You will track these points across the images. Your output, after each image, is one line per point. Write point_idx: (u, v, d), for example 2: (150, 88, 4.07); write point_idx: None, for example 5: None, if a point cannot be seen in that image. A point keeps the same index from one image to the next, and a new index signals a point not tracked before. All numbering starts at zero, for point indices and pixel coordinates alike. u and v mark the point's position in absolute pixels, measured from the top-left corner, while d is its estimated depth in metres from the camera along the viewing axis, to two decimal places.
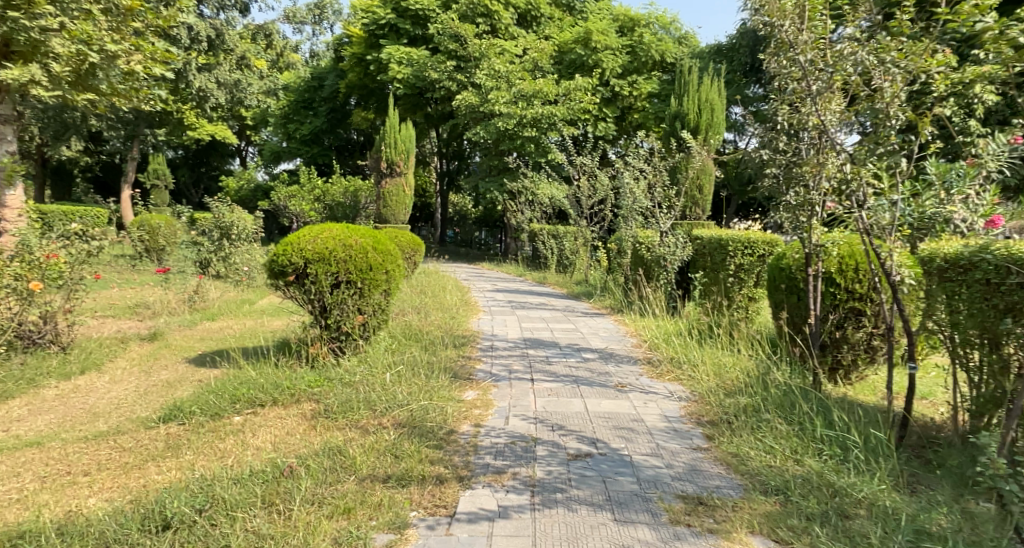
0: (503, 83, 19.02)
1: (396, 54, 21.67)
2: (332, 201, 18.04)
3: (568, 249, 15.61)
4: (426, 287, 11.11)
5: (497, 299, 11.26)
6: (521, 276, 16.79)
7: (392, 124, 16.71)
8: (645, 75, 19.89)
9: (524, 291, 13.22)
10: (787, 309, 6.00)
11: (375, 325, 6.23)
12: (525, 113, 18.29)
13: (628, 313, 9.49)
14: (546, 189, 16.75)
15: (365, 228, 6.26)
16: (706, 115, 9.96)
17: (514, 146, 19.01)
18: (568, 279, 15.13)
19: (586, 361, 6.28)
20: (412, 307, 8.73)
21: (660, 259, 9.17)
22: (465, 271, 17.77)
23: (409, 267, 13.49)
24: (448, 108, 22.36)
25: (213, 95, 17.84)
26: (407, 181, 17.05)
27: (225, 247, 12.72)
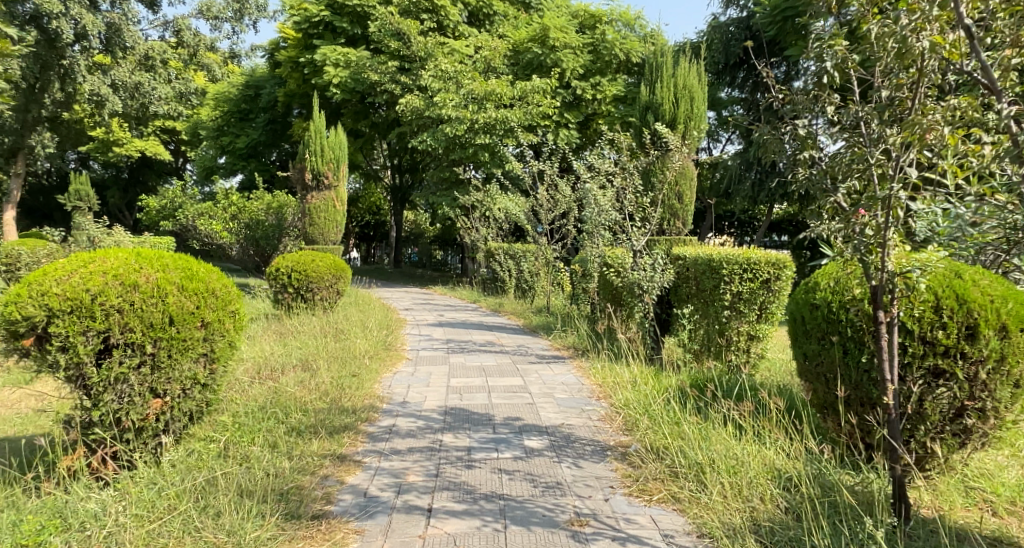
0: (450, 86, 16.78)
1: (332, 55, 19.41)
2: (252, 219, 15.78)
3: (526, 270, 13.41)
4: (339, 327, 8.78)
5: (432, 339, 8.95)
6: (474, 303, 14.52)
7: (319, 129, 14.49)
8: (610, 76, 17.50)
9: (471, 324, 10.89)
10: (830, 372, 3.79)
11: (191, 411, 4.06)
12: (476, 117, 16.14)
13: (593, 354, 7.24)
14: (499, 202, 14.56)
15: (168, 256, 4.08)
16: (684, 105, 7.54)
17: (466, 155, 16.88)
18: (527, 306, 12.89)
19: (528, 456, 4.03)
20: (300, 365, 6.36)
21: (632, 286, 6.91)
22: (410, 298, 15.49)
23: (330, 298, 11.21)
24: (394, 115, 20.17)
25: (107, 99, 17.63)
26: (338, 195, 14.79)
27: None
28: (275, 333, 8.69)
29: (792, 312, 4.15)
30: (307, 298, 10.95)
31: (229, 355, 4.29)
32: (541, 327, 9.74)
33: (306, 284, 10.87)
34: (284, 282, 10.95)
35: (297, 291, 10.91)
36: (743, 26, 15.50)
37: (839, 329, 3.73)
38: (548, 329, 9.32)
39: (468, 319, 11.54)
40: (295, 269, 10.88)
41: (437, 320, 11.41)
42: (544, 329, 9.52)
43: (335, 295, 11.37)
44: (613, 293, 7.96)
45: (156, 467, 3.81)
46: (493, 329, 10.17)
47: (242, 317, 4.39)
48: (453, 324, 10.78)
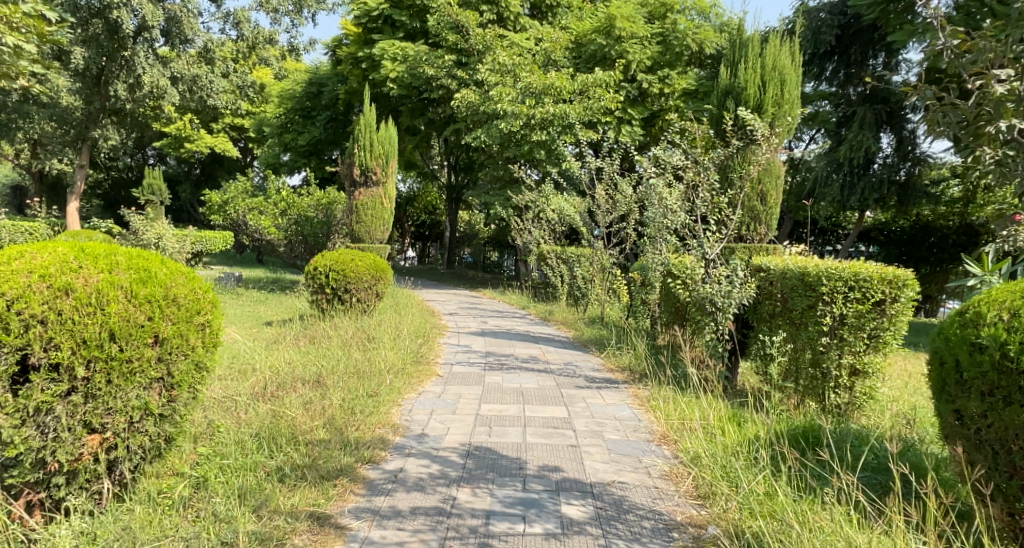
0: (508, 79, 15.88)
1: (389, 49, 18.82)
2: (300, 215, 15.30)
3: (581, 277, 12.39)
4: (369, 334, 7.95)
5: (469, 350, 8.03)
6: (523, 310, 13.57)
7: (368, 122, 13.83)
8: (680, 69, 16.16)
9: (515, 334, 9.93)
10: (1008, 440, 2.94)
11: (143, 448, 3.31)
12: (534, 112, 15.22)
13: (652, 378, 6.15)
14: (554, 203, 13.58)
15: (120, 251, 3.31)
16: (773, 89, 6.40)
17: (521, 152, 15.98)
18: (579, 316, 11.85)
19: (564, 532, 3.08)
20: (310, 382, 5.52)
21: (702, 302, 5.79)
22: (457, 302, 14.67)
23: (368, 301, 10.44)
24: (449, 111, 19.42)
25: (166, 92, 17.26)
26: (385, 192, 14.07)
27: None
28: (301, 340, 7.92)
29: (936, 355, 3.33)
30: (344, 300, 10.21)
31: (195, 377, 3.50)
32: (593, 341, 8.71)
33: (343, 285, 10.13)
34: (320, 282, 10.23)
35: (333, 292, 10.18)
36: (835, 11, 14.07)
37: (1015, 383, 2.89)
38: (600, 345, 8.28)
39: (513, 328, 10.60)
40: (333, 268, 10.14)
41: (479, 327, 10.50)
42: (597, 343, 8.46)
43: (374, 298, 10.59)
44: (681, 307, 6.89)
45: (93, 523, 3.06)
46: (539, 341, 9.19)
47: (216, 329, 3.60)
48: (496, 333, 9.85)
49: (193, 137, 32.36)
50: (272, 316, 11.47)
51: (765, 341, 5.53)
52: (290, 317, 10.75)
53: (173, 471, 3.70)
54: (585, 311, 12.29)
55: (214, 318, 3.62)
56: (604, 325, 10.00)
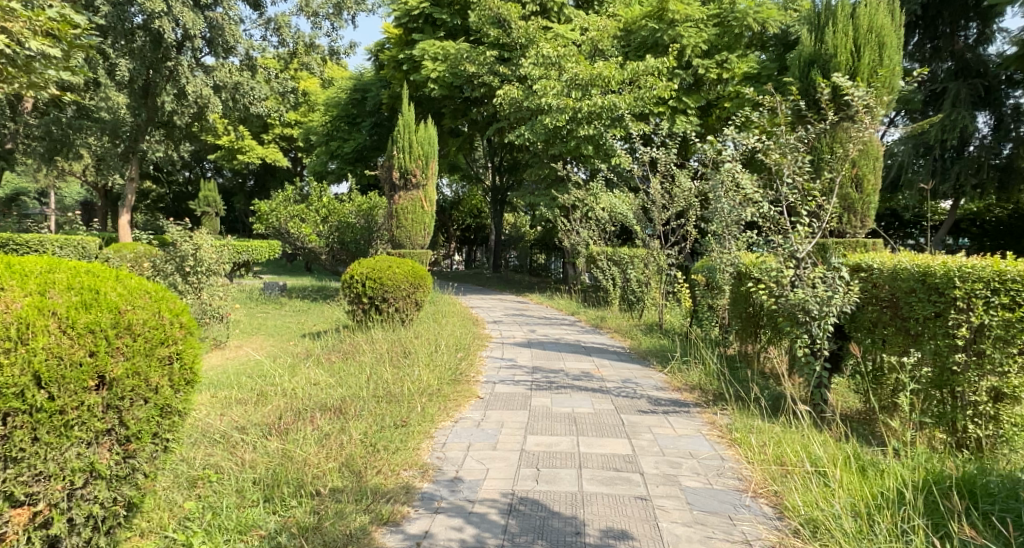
0: (553, 72, 15.11)
1: (430, 48, 18.21)
2: (340, 221, 14.76)
3: (634, 279, 11.47)
4: (404, 348, 7.21)
5: (514, 365, 7.21)
6: (572, 315, 12.74)
7: (407, 122, 13.17)
8: (738, 53, 15.02)
9: (564, 345, 9.06)
10: None
11: (99, 507, 3.11)
12: (580, 106, 14.45)
13: (731, 399, 5.29)
14: (604, 201, 12.71)
15: (59, 276, 3.16)
16: (869, 54, 5.48)
17: (568, 148, 15.22)
18: (634, 322, 10.95)
19: None
20: (330, 409, 4.77)
21: (792, 311, 4.89)
22: (502, 309, 13.96)
23: (408, 310, 9.72)
24: (492, 109, 18.68)
25: (210, 101, 16.11)
26: (426, 194, 13.40)
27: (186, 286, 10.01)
28: (331, 356, 7.24)
29: None
30: (382, 310, 9.52)
31: (163, 420, 3.32)
32: (654, 351, 7.82)
33: (381, 294, 9.45)
34: (357, 291, 9.59)
35: (370, 301, 9.52)
36: None
37: None
38: (663, 354, 7.42)
39: (562, 337, 9.73)
40: (369, 276, 9.49)
41: (525, 338, 9.66)
42: (660, 353, 7.59)
43: (414, 309, 9.87)
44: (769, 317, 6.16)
45: None
46: (592, 353, 8.32)
47: (186, 363, 3.37)
48: (544, 344, 9.00)
49: (244, 148, 32.60)
50: (309, 327, 10.95)
51: (876, 358, 4.75)
52: (328, 328, 10.15)
53: (159, 529, 3.44)
54: (639, 316, 11.38)
55: (186, 348, 3.40)
56: (663, 333, 9.07)
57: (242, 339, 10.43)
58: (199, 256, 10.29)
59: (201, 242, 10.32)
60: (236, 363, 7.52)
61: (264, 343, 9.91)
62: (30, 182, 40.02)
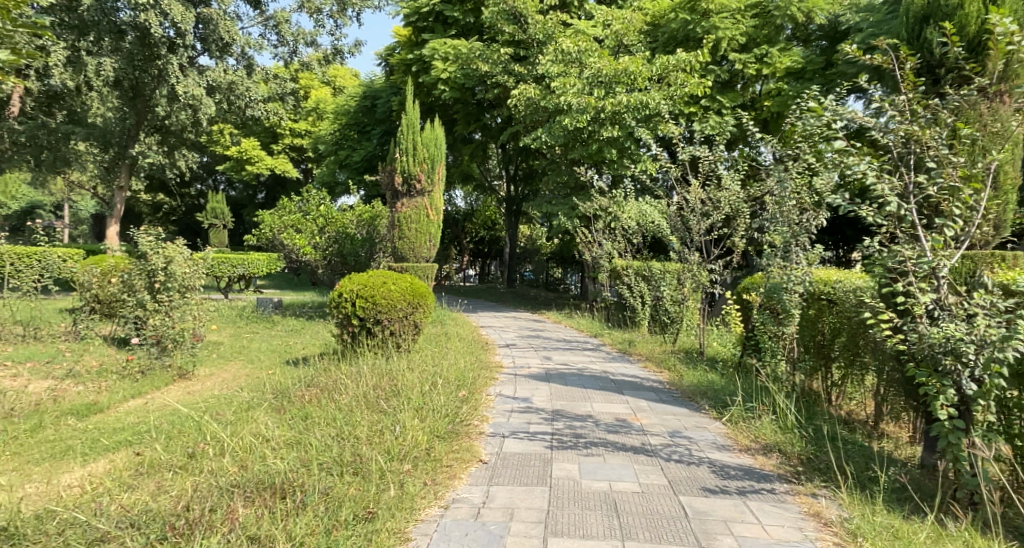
0: (573, 68, 13.72)
1: (440, 48, 16.88)
2: (340, 232, 13.36)
3: (667, 298, 9.99)
4: (391, 387, 5.83)
5: (530, 406, 5.82)
6: (596, 337, 11.29)
7: (410, 121, 11.76)
8: (780, 46, 13.54)
9: (589, 377, 7.60)
10: None
11: None
12: (603, 105, 13.06)
13: (845, 475, 4.00)
14: (632, 209, 11.27)
15: None
16: None
17: (589, 153, 13.85)
18: (668, 347, 9.48)
19: None
20: (270, 490, 3.48)
21: (940, 345, 3.65)
22: (517, 329, 12.54)
23: (406, 334, 8.27)
24: (507, 112, 17.30)
25: (202, 104, 14.50)
26: (432, 201, 12.02)
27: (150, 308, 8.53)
28: (301, 397, 5.84)
29: None
30: (374, 333, 8.11)
31: None
32: (705, 387, 6.34)
33: (373, 315, 8.06)
34: (346, 313, 8.17)
35: (360, 323, 8.11)
36: None
37: None
38: (720, 390, 6.00)
39: (586, 367, 8.27)
40: (361, 293, 8.13)
41: (542, 367, 8.22)
42: (714, 389, 6.14)
43: (413, 332, 8.40)
44: (884, 347, 5.40)
45: None
46: (623, 388, 6.89)
47: None
48: (564, 376, 7.56)
49: (252, 158, 31.53)
50: (296, 353, 9.48)
51: None
52: (315, 356, 8.69)
53: None
54: (674, 340, 9.88)
55: None
56: (711, 365, 7.57)
57: (216, 367, 8.93)
58: (171, 271, 8.67)
59: (174, 253, 8.75)
60: (189, 406, 6.07)
61: (239, 373, 8.42)
62: (44, 195, 39.53)
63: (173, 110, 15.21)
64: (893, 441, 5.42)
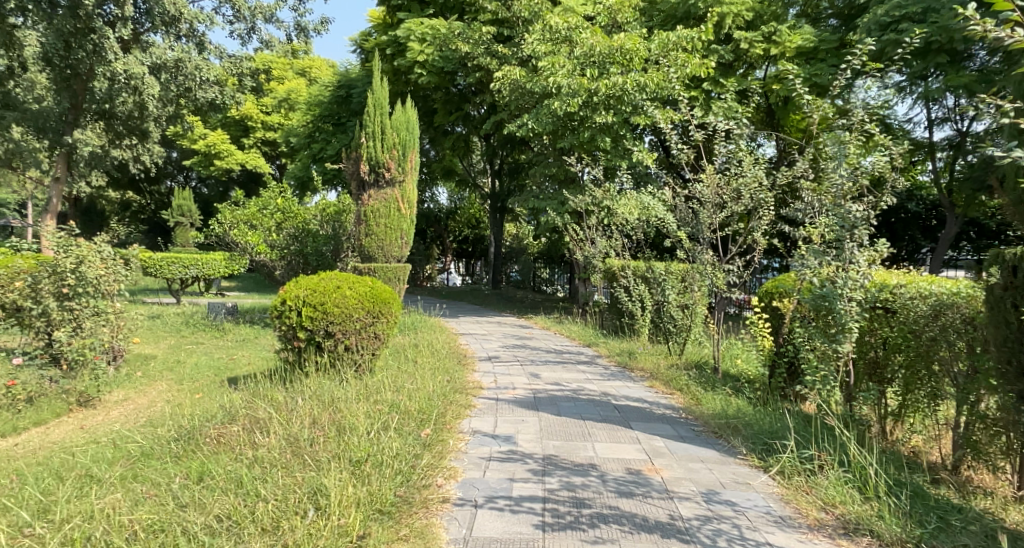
0: (562, 47, 12.36)
1: (416, 28, 15.46)
2: (300, 227, 11.92)
3: (674, 304, 8.66)
4: (330, 435, 4.46)
5: (513, 451, 4.49)
6: (590, 348, 9.95)
7: (378, 101, 10.33)
8: (788, 25, 12.27)
9: (585, 401, 6.26)
10: None
11: None
12: (596, 86, 11.78)
13: None
14: (632, 203, 9.94)
15: None
16: None
17: (580, 141, 12.51)
18: (676, 361, 8.15)
19: None
20: None
21: None
22: (501, 338, 11.16)
23: (365, 349, 6.82)
24: (488, 100, 15.94)
25: (148, 86, 13.03)
26: (404, 193, 10.58)
27: (53, 318, 7.09)
28: (209, 448, 4.45)
29: None
30: (325, 349, 6.67)
31: None
32: (731, 422, 5.00)
33: (322, 327, 6.61)
34: (290, 325, 6.69)
35: (306, 337, 6.66)
36: None
37: None
38: (756, 429, 4.66)
39: (581, 386, 6.93)
40: (309, 298, 6.67)
41: (528, 388, 6.87)
42: (747, 425, 4.79)
43: (375, 347, 6.96)
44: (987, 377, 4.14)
45: None
46: (629, 418, 5.54)
47: None
48: (556, 401, 6.22)
49: (222, 153, 30.00)
50: (236, 370, 8.07)
51: None
52: (255, 376, 7.23)
53: None
54: (679, 353, 8.56)
55: None
56: (734, 390, 6.23)
57: (134, 389, 7.51)
58: (84, 273, 7.23)
59: (87, 253, 7.32)
60: (64, 457, 4.69)
61: (160, 398, 6.98)
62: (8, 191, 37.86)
63: (117, 94, 13.72)
64: (995, 502, 4.13)
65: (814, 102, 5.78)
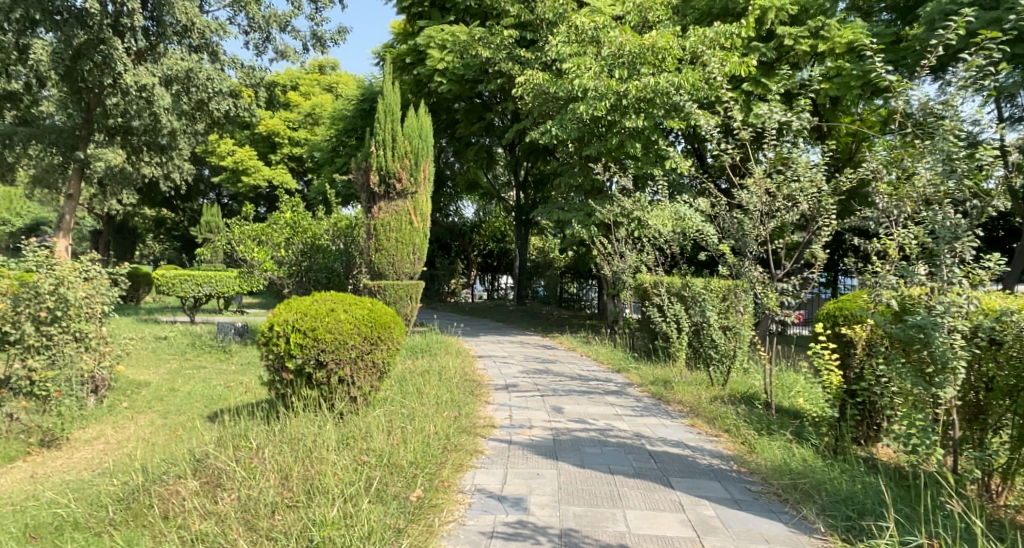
0: (588, 48, 11.48)
1: (435, 34, 14.75)
2: (309, 243, 11.17)
3: (715, 325, 7.65)
4: (298, 501, 3.59)
5: (524, 524, 3.59)
6: (620, 374, 8.97)
7: (390, 106, 9.59)
8: (837, 19, 11.24)
9: (615, 447, 5.30)
10: None
11: None
12: (626, 89, 10.88)
13: None
14: (666, 213, 8.95)
15: None
16: None
17: (608, 148, 11.60)
18: (719, 391, 7.15)
19: None
20: None
21: None
22: (523, 362, 10.24)
23: (361, 381, 5.94)
24: (512, 108, 15.12)
25: (156, 97, 12.49)
26: (417, 205, 9.78)
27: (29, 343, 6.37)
28: (152, 516, 3.64)
29: None
30: (316, 381, 5.81)
31: None
32: (799, 482, 4.17)
33: (313, 356, 5.75)
34: (276, 354, 5.82)
35: (294, 368, 5.79)
36: None
37: None
38: (839, 498, 3.88)
39: (609, 425, 5.98)
40: (297, 322, 5.80)
41: (547, 426, 5.93)
42: (824, 490, 3.99)
43: (373, 379, 6.07)
44: None
45: None
46: (668, 472, 4.58)
47: None
48: (579, 446, 5.27)
49: (248, 169, 29.68)
50: (228, 401, 7.26)
51: None
52: (240, 410, 6.39)
53: None
54: (721, 383, 7.52)
55: None
56: (792, 434, 5.23)
57: (113, 423, 6.71)
58: (64, 295, 6.51)
59: (67, 274, 6.61)
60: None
61: (135, 434, 6.17)
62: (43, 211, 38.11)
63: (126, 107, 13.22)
64: None
65: (893, 87, 4.81)
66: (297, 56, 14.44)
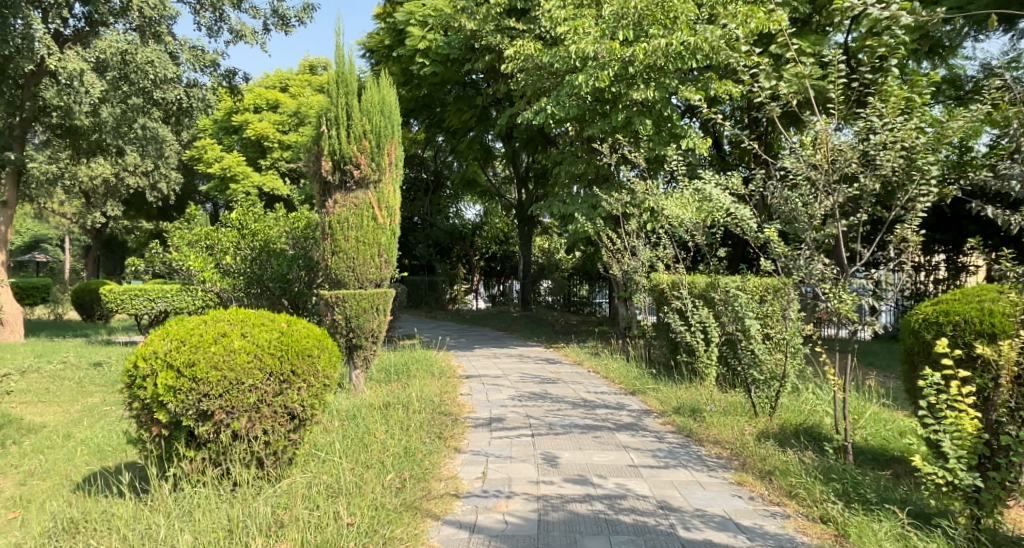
0: (586, 11, 9.71)
1: (414, 9, 13.03)
2: (260, 250, 9.47)
3: (758, 339, 5.85)
4: None
5: None
6: (634, 398, 7.18)
7: (343, 78, 7.85)
8: None
9: (629, 534, 3.51)
10: None
11: None
12: (632, 53, 9.10)
13: None
14: (688, 197, 7.11)
15: None
16: None
17: (613, 127, 9.82)
18: (769, 426, 5.35)
19: None
20: None
21: None
22: (515, 382, 8.49)
23: (267, 433, 4.26)
24: (504, 90, 13.36)
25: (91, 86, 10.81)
26: (379, 197, 8.03)
27: None
28: None
29: None
30: (200, 438, 4.15)
31: None
32: None
33: (192, 405, 4.07)
34: (144, 403, 4.15)
35: (169, 422, 4.12)
36: None
37: None
38: None
39: (621, 487, 4.18)
40: (170, 354, 4.13)
41: (533, 492, 4.16)
42: None
43: (286, 430, 4.39)
44: None
45: None
46: None
47: None
48: (576, 534, 3.49)
49: (236, 175, 28.07)
50: (121, 456, 5.52)
51: None
52: (115, 480, 4.67)
53: None
54: (769, 414, 5.68)
55: None
56: (905, 515, 3.44)
57: None
58: None
59: None
60: None
61: None
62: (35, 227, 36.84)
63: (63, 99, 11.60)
64: None
65: None
66: (256, 37, 12.75)
